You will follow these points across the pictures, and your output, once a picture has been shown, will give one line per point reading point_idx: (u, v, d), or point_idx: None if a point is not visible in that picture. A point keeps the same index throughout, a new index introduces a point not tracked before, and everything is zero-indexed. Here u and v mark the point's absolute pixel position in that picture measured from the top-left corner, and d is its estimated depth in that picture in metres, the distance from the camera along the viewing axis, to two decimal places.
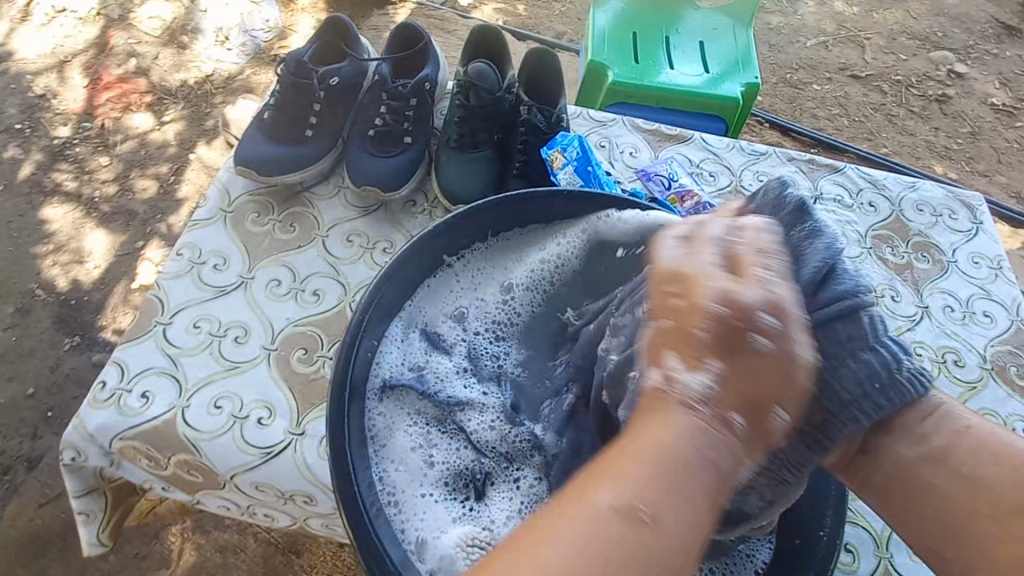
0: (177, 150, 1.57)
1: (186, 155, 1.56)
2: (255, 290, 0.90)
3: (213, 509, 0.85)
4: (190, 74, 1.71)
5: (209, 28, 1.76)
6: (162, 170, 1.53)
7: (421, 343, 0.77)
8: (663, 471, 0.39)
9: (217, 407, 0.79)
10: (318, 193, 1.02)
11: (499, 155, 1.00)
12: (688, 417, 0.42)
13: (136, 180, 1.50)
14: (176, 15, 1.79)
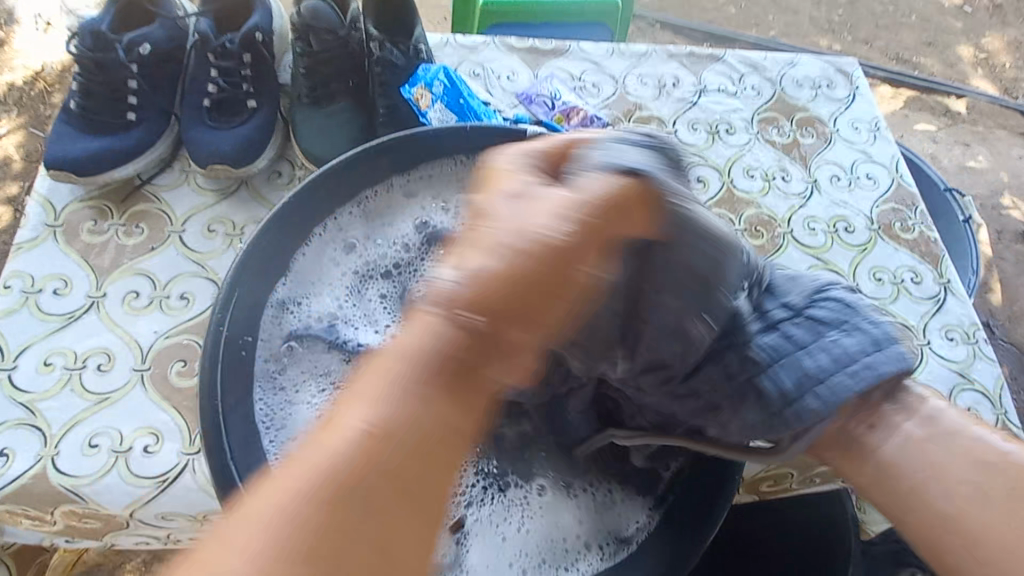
0: (23, 166, 1.41)
1: (34, 170, 1.40)
2: (110, 308, 0.79)
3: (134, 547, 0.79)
4: (15, 73, 1.50)
5: (27, 17, 1.55)
6: (11, 192, 1.39)
7: (307, 314, 0.70)
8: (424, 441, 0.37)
9: (93, 446, 0.71)
10: (161, 185, 0.89)
11: (358, 105, 0.90)
12: (441, 322, 0.39)
13: None
14: None
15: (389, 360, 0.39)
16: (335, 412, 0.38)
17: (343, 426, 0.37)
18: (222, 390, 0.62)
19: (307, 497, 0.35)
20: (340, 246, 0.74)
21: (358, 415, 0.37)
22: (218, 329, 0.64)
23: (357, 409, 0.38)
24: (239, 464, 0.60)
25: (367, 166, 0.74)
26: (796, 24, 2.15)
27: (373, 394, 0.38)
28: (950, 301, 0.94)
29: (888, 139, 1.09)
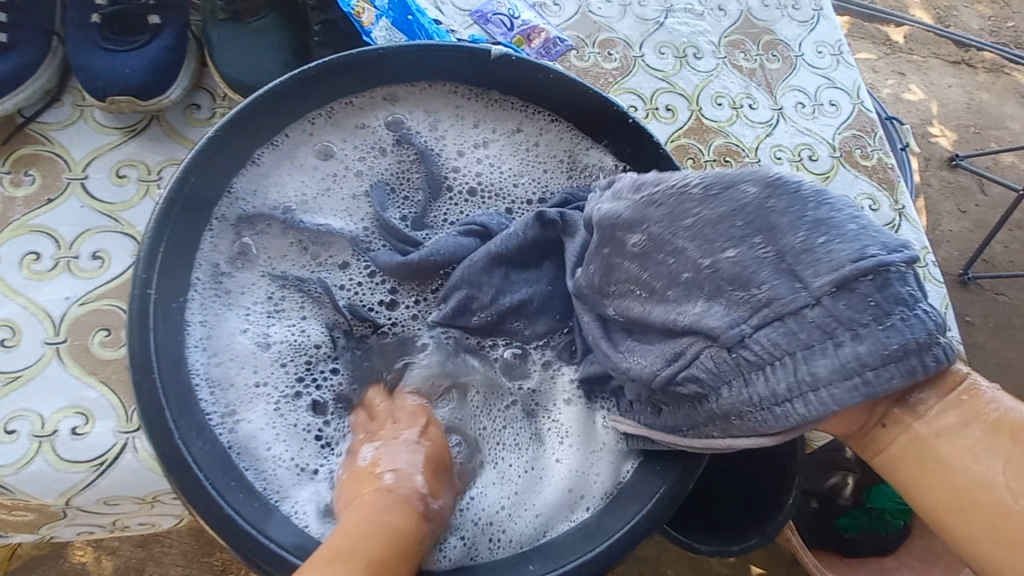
0: None
1: None
2: (6, 273, 0.67)
3: (76, 532, 0.73)
4: None
5: None
6: None
7: (265, 223, 0.63)
8: None
9: (10, 432, 0.61)
10: (50, 122, 0.74)
11: (287, 20, 0.77)
12: None
13: None
14: None
15: None
16: None
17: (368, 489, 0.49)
18: (153, 307, 0.54)
19: (388, 503, 0.47)
20: (300, 153, 0.66)
21: (390, 497, 0.47)
22: (156, 243, 0.56)
23: None
24: (165, 379, 0.53)
25: (337, 74, 0.64)
26: None
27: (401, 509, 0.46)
28: (906, 228, 0.96)
29: (851, 64, 1.07)
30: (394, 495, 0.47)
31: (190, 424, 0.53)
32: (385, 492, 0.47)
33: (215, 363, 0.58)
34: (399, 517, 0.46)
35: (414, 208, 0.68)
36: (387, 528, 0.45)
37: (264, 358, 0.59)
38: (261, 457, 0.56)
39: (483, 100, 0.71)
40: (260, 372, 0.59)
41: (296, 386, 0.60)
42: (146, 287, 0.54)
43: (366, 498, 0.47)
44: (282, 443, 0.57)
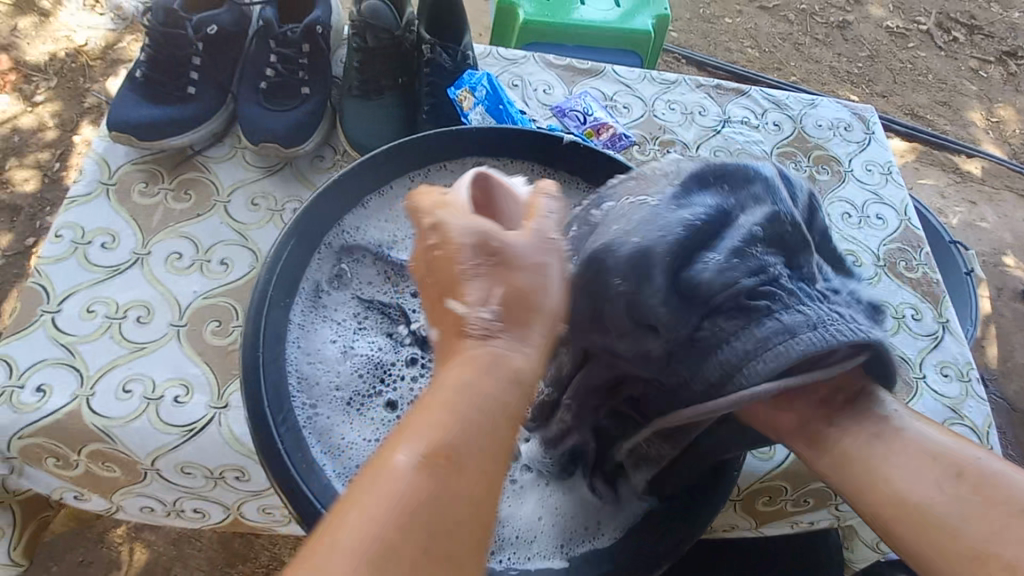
0: None
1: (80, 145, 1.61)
2: (154, 266, 0.84)
3: (135, 512, 0.81)
4: (89, 58, 1.81)
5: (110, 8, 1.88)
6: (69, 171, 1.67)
7: (360, 253, 0.77)
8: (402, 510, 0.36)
9: (126, 391, 0.74)
10: (211, 156, 0.94)
11: (404, 100, 0.96)
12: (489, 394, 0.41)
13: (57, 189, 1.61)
14: (104, 36, 1.85)
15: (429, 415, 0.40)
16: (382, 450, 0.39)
17: (437, 396, 0.41)
18: (266, 308, 0.68)
19: (483, 404, 0.40)
20: (397, 203, 0.81)
21: (500, 416, 0.41)
22: (277, 260, 0.71)
23: (403, 452, 0.38)
24: (264, 361, 0.66)
25: (437, 143, 0.81)
26: (815, 71, 2.27)
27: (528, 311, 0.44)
28: (948, 340, 0.98)
29: (899, 183, 1.15)
30: (476, 385, 0.41)
31: (281, 407, 0.65)
32: (474, 367, 0.42)
33: (306, 361, 0.70)
34: (483, 392, 0.41)
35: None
36: (470, 438, 0.39)
37: (343, 363, 0.71)
38: (331, 445, 0.66)
39: (551, 176, 0.84)
40: (338, 373, 0.70)
41: (362, 390, 0.70)
42: (264, 292, 0.69)
43: (439, 396, 0.40)
44: (344, 437, 0.67)
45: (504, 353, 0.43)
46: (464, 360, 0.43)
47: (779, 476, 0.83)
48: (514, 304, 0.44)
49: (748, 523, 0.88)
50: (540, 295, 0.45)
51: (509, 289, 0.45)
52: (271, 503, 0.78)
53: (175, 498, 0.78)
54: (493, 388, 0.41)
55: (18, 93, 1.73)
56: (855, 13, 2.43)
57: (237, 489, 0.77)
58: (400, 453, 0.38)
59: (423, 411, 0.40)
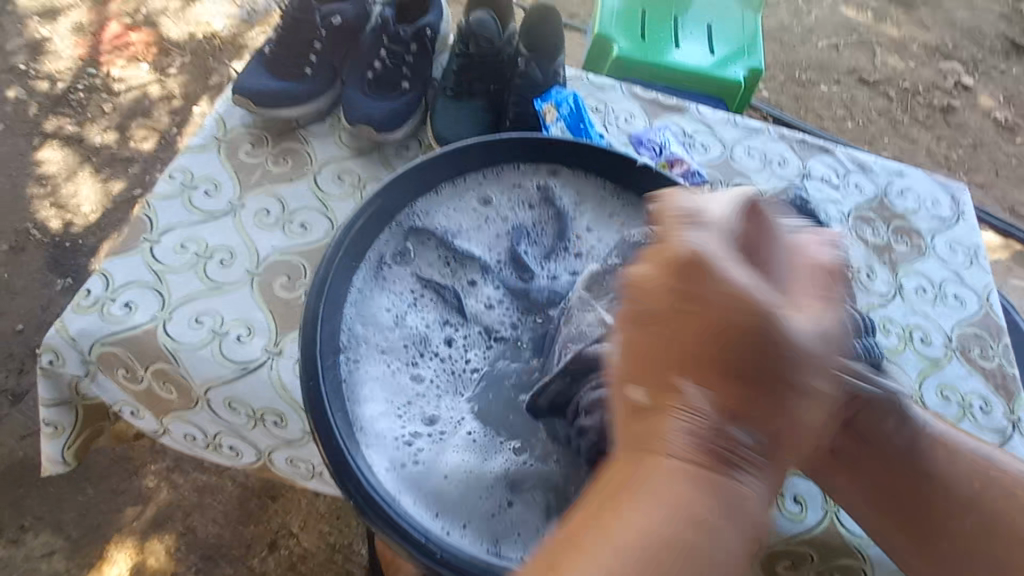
0: None
1: None
2: (244, 218, 0.92)
3: (178, 444, 0.85)
4: (220, 41, 2.03)
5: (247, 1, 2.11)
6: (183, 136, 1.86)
7: (426, 235, 0.82)
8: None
9: (198, 322, 0.81)
10: (312, 131, 1.03)
11: (493, 106, 1.03)
12: (679, 461, 0.44)
13: (168, 153, 1.82)
14: (237, 24, 2.07)
15: (629, 500, 0.43)
16: (586, 530, 0.42)
17: (662, 452, 0.44)
18: (333, 267, 0.74)
19: (700, 480, 0.43)
20: (468, 197, 0.85)
21: (754, 483, 0.45)
22: (351, 227, 0.76)
23: (617, 541, 0.41)
24: (323, 312, 0.71)
25: (516, 147, 0.86)
26: (909, 151, 2.19)
27: (823, 288, 0.48)
28: (1017, 441, 0.91)
29: (985, 268, 1.09)
30: (667, 488, 0.43)
31: (330, 356, 0.69)
32: (669, 471, 0.44)
33: (359, 322, 0.74)
34: (702, 496, 0.43)
35: (539, 254, 0.84)
36: (688, 516, 0.42)
37: (392, 330, 0.75)
38: (367, 403, 0.70)
39: (619, 197, 0.87)
40: (385, 339, 0.75)
41: (404, 358, 0.74)
42: (334, 253, 0.74)
43: (643, 483, 0.43)
44: (379, 398, 0.71)
45: (729, 455, 0.44)
46: (728, 389, 0.45)
47: (807, 541, 0.78)
48: (740, 356, 0.45)
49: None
50: (757, 323, 0.44)
51: (678, 332, 0.46)
52: (300, 455, 0.81)
53: (216, 432, 0.82)
54: (693, 481, 0.43)
55: (157, 64, 1.96)
56: (962, 99, 2.33)
57: (273, 435, 0.80)
58: (653, 512, 0.42)
59: (630, 489, 0.43)
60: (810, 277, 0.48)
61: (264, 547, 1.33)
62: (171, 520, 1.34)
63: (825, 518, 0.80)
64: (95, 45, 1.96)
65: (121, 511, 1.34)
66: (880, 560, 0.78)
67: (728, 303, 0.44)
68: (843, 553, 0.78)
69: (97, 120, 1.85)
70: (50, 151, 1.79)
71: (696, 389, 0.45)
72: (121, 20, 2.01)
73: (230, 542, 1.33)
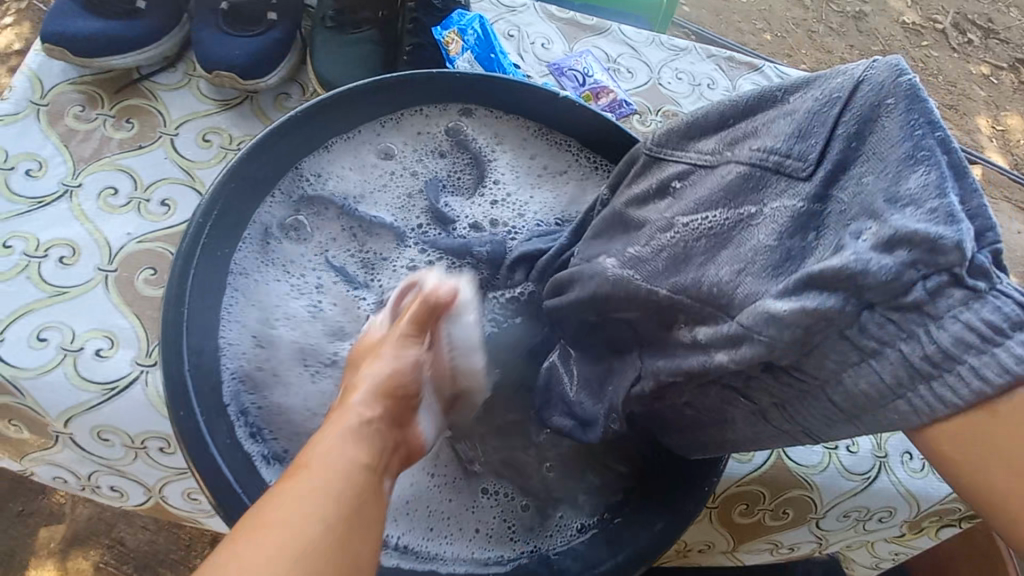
0: None
1: None
2: (84, 201, 0.74)
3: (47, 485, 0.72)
4: None
5: None
6: None
7: (316, 205, 0.68)
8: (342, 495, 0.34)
9: (41, 340, 0.65)
10: (161, 83, 0.83)
11: (384, 37, 0.86)
12: (356, 418, 0.39)
13: None
14: None
15: (314, 457, 0.35)
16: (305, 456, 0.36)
17: (353, 405, 0.41)
18: (197, 260, 0.60)
19: (356, 459, 0.36)
20: (363, 151, 0.72)
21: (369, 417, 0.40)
22: (212, 204, 0.61)
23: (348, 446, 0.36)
24: (191, 314, 0.58)
25: (409, 90, 0.72)
26: (826, 62, 2.18)
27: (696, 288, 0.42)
28: None
29: None
30: (343, 455, 0.36)
31: (202, 364, 0.58)
32: (346, 429, 0.38)
33: (243, 319, 0.63)
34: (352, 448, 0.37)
35: (464, 203, 0.72)
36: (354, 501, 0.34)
37: (286, 326, 0.64)
38: (264, 416, 0.60)
39: (545, 134, 0.76)
40: (278, 338, 0.63)
41: (304, 358, 0.63)
42: (194, 240, 0.60)
43: (332, 431, 0.38)
44: (280, 410, 0.61)
45: (401, 398, 0.42)
46: (412, 336, 0.46)
47: (756, 480, 0.77)
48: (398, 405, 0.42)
49: (724, 539, 0.83)
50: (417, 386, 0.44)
51: (376, 348, 0.46)
52: (196, 487, 0.69)
53: (90, 472, 0.69)
54: (353, 432, 0.38)
55: None
56: (873, 5, 2.32)
57: (159, 465, 0.68)
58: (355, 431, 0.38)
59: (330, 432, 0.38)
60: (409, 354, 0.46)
61: (207, 544, 1.22)
62: (96, 536, 1.20)
63: (772, 455, 0.79)
64: None
65: (28, 541, 1.19)
66: (825, 486, 0.78)
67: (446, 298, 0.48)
68: (792, 486, 0.78)
69: None
70: None
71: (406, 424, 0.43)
72: None
73: (167, 547, 1.21)
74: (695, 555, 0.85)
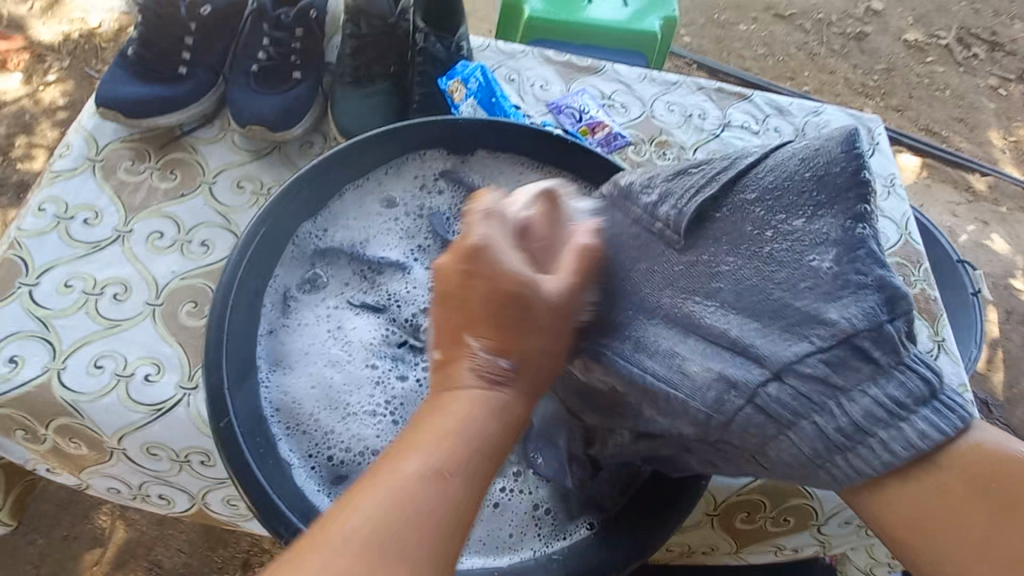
0: None
1: None
2: (134, 244, 0.83)
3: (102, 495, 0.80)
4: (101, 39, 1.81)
5: None
6: None
7: (331, 250, 0.77)
8: (455, 445, 0.43)
9: (98, 366, 0.74)
10: (200, 138, 0.94)
11: (396, 88, 0.96)
12: (477, 395, 0.45)
13: None
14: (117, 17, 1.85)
15: (403, 453, 0.42)
16: (383, 462, 0.42)
17: (457, 388, 0.46)
18: (233, 298, 0.68)
19: (484, 406, 0.45)
20: (370, 199, 0.80)
21: (511, 392, 0.46)
22: (241, 258, 0.69)
23: (414, 459, 0.42)
24: (229, 354, 0.65)
25: (410, 140, 0.80)
26: (830, 82, 2.23)
27: (579, 274, 0.50)
28: (942, 358, 0.94)
29: (902, 196, 1.12)
30: (462, 416, 0.44)
31: (243, 399, 0.65)
32: (469, 402, 0.45)
33: (274, 358, 0.70)
34: (475, 414, 0.44)
35: (467, 236, 0.80)
36: (445, 457, 0.42)
37: (313, 362, 0.71)
38: (299, 445, 0.67)
39: (540, 170, 0.83)
40: (306, 373, 0.71)
41: (329, 389, 0.70)
42: (228, 289, 0.68)
43: (452, 407, 0.45)
44: (310, 438, 0.68)
45: (492, 378, 0.46)
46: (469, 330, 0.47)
47: (756, 489, 0.80)
48: (507, 314, 0.46)
49: (727, 542, 0.86)
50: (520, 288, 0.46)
51: (461, 288, 0.47)
52: (236, 495, 0.76)
53: (141, 483, 0.76)
54: (479, 401, 0.45)
55: (31, 73, 1.75)
56: (874, 25, 2.38)
57: (202, 476, 0.75)
58: (425, 439, 0.43)
59: (436, 414, 0.44)
60: (547, 260, 0.51)
61: (237, 568, 1.28)
62: (134, 559, 1.27)
63: None
64: None
65: (73, 563, 1.26)
66: (826, 496, 0.80)
67: (505, 270, 0.46)
68: (792, 496, 0.80)
69: None
70: None
71: (485, 349, 0.46)
72: None
73: (201, 570, 1.27)
74: (700, 555, 0.89)
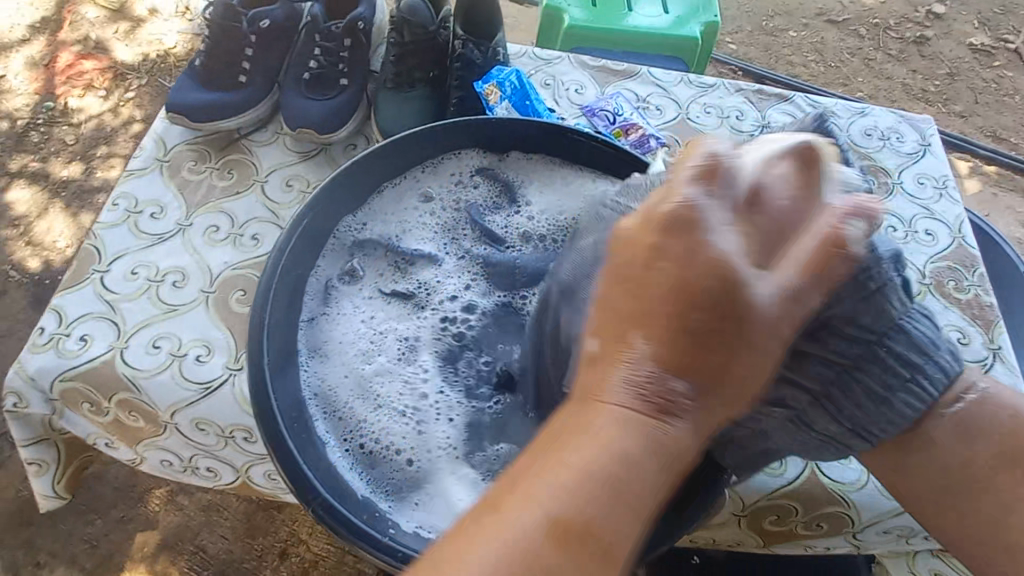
0: None
1: None
2: (193, 237, 0.90)
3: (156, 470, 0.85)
4: (175, 58, 1.98)
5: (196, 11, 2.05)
6: None
7: (368, 243, 0.81)
8: (596, 490, 0.39)
9: (156, 347, 0.80)
10: (256, 140, 1.01)
11: (434, 92, 1.00)
12: (614, 419, 0.41)
13: None
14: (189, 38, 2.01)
15: (500, 510, 0.39)
16: (490, 501, 0.40)
17: (606, 401, 0.42)
18: (276, 283, 0.72)
19: (630, 428, 0.41)
20: (406, 195, 0.84)
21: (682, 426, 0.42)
22: (283, 249, 0.74)
23: (527, 510, 0.38)
24: (270, 337, 0.70)
25: (445, 138, 0.83)
26: (886, 88, 2.14)
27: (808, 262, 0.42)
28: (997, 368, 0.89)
29: (955, 199, 1.07)
30: (606, 447, 0.40)
31: (282, 380, 0.69)
32: (616, 422, 0.41)
33: (312, 345, 0.75)
34: (626, 441, 0.40)
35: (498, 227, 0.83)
36: (561, 513, 0.38)
37: (348, 348, 0.75)
38: (333, 426, 0.71)
39: (570, 167, 0.85)
40: (341, 358, 0.75)
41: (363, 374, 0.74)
42: (272, 276, 0.72)
43: (571, 445, 0.40)
44: (343, 420, 0.71)
45: (669, 407, 0.42)
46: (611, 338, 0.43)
47: (789, 495, 0.78)
48: (711, 353, 0.42)
49: (754, 542, 0.83)
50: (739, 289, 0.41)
51: (636, 301, 0.42)
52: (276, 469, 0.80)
53: (191, 456, 0.82)
54: (631, 428, 0.41)
55: (113, 90, 1.92)
56: (935, 29, 2.27)
57: (245, 451, 0.80)
58: (543, 486, 0.39)
59: (553, 460, 0.40)
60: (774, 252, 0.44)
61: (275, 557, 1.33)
62: (182, 542, 1.34)
63: (806, 470, 0.78)
64: (49, 78, 1.92)
65: (129, 540, 1.35)
66: (864, 507, 0.78)
67: (709, 261, 0.41)
68: (828, 503, 0.78)
69: (59, 153, 1.82)
70: (18, 191, 1.76)
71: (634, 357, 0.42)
72: (71, 50, 1.96)
73: (242, 556, 1.33)
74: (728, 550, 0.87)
